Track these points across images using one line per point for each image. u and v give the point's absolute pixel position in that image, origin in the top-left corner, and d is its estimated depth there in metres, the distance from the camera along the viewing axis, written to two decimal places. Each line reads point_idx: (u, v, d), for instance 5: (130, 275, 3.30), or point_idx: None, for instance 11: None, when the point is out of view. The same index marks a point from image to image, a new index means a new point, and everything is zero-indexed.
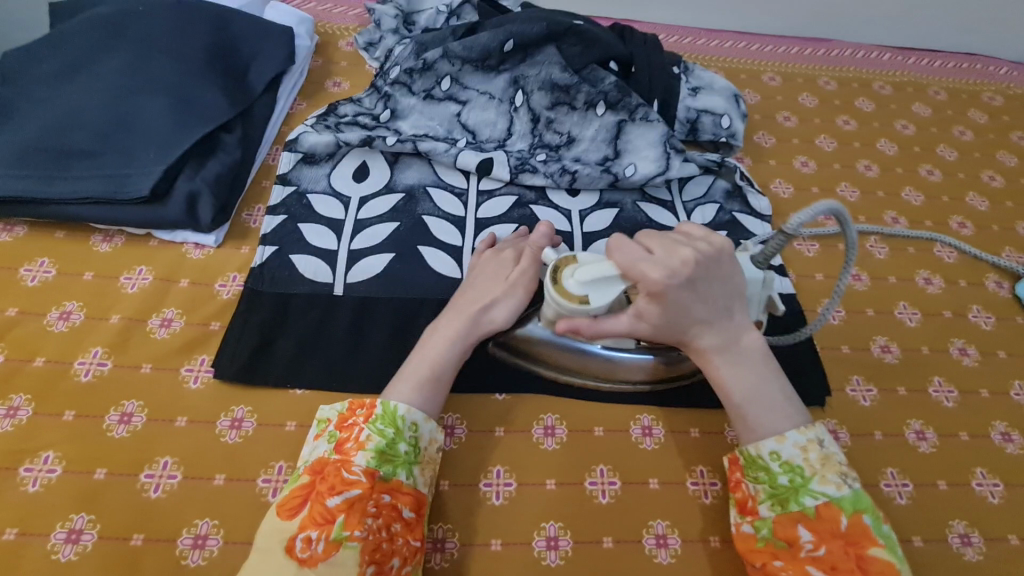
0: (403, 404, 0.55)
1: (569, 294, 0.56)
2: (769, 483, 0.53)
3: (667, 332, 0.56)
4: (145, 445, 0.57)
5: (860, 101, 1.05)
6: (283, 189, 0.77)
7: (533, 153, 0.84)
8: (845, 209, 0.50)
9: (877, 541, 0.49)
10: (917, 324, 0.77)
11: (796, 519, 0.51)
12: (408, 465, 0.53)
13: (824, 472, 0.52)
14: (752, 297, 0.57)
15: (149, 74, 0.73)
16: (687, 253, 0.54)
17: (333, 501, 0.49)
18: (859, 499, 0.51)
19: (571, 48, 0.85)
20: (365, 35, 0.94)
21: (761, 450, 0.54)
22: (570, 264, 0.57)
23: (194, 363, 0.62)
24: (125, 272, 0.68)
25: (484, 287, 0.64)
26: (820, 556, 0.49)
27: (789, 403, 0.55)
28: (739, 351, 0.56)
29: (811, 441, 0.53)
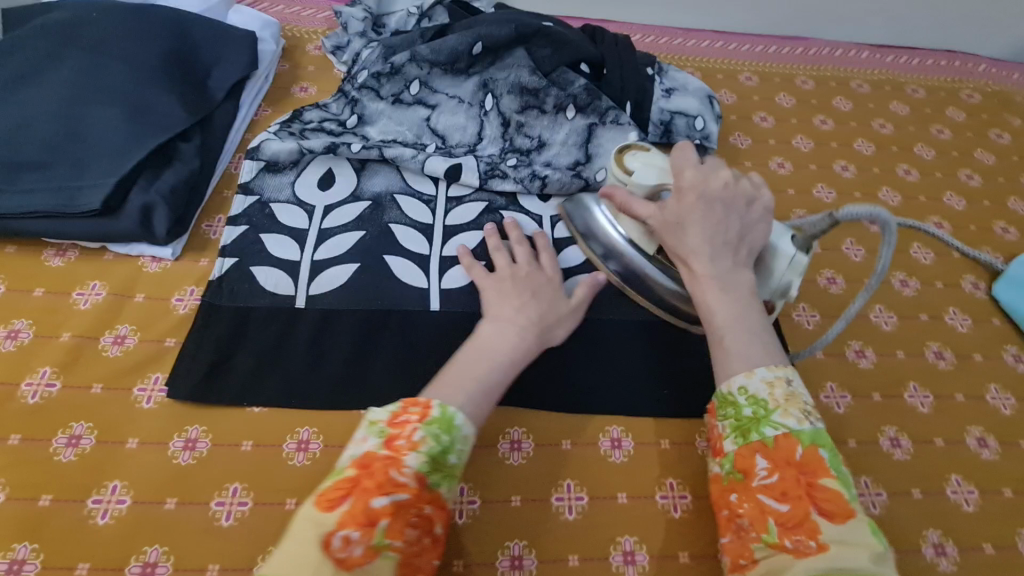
0: (460, 412, 0.52)
1: (622, 165, 0.65)
2: (733, 417, 0.50)
3: (672, 233, 0.57)
4: (94, 469, 0.55)
5: (838, 100, 1.04)
6: (245, 199, 0.75)
7: (503, 158, 0.83)
8: (893, 233, 0.55)
9: (830, 471, 0.46)
10: (893, 328, 0.75)
11: (756, 450, 0.48)
12: (453, 477, 0.50)
13: (787, 406, 0.49)
14: (774, 269, 0.59)
15: (103, 82, 0.71)
16: (726, 176, 0.57)
17: (379, 502, 0.45)
18: (819, 434, 0.47)
19: (541, 50, 0.83)
20: (332, 39, 0.92)
21: (731, 385, 0.51)
22: (639, 149, 0.66)
23: (147, 382, 0.60)
24: (78, 288, 0.66)
25: (543, 308, 0.64)
26: (772, 484, 0.47)
27: (767, 346, 0.52)
28: (731, 281, 0.55)
29: (780, 378, 0.50)
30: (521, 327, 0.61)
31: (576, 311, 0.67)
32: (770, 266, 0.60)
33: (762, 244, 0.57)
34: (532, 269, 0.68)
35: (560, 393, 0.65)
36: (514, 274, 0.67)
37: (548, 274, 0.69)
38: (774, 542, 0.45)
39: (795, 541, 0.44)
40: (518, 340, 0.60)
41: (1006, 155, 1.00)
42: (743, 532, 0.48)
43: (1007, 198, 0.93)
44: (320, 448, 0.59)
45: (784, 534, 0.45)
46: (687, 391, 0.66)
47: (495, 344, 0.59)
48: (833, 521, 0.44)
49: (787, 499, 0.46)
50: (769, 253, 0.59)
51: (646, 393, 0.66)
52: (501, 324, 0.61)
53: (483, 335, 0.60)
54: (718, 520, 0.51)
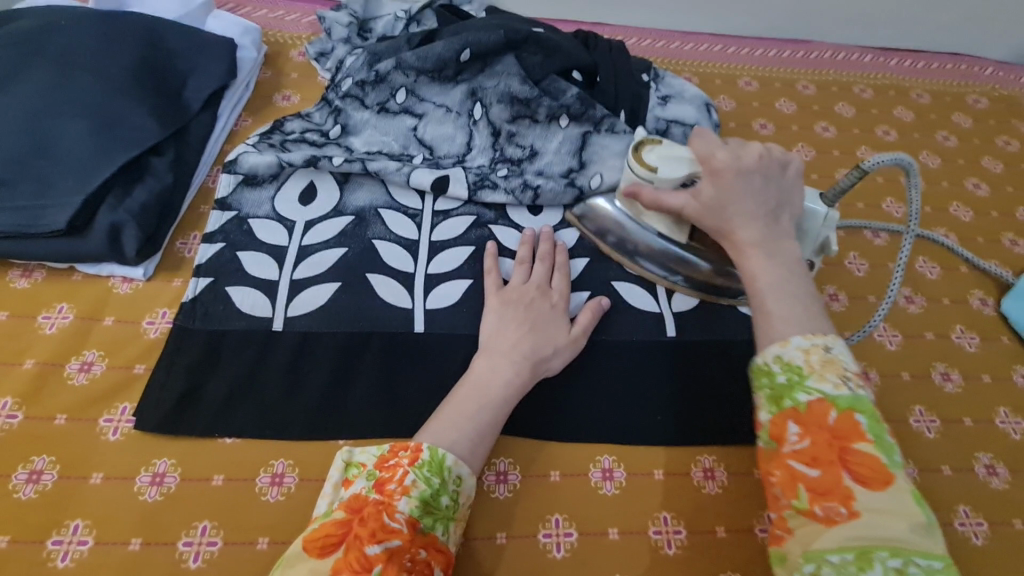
0: (451, 453, 0.52)
1: (643, 162, 0.61)
2: (767, 385, 0.47)
3: (711, 212, 0.55)
4: (55, 507, 0.52)
5: (841, 106, 1.00)
6: (221, 215, 0.72)
7: (493, 168, 0.79)
8: (913, 162, 0.59)
9: (867, 436, 0.42)
10: (898, 347, 0.72)
11: (788, 418, 0.45)
12: (446, 520, 0.50)
13: (823, 371, 0.45)
14: (810, 229, 0.58)
15: (71, 95, 0.68)
16: (757, 148, 0.56)
17: (372, 549, 0.44)
18: (858, 399, 0.44)
19: (531, 58, 0.80)
20: (316, 45, 0.89)
21: (764, 355, 0.47)
22: (653, 143, 0.63)
23: (114, 413, 0.58)
24: (44, 311, 0.63)
25: (544, 337, 0.62)
26: (805, 451, 0.43)
27: (813, 317, 0.49)
28: (773, 248, 0.52)
29: (818, 346, 0.46)
30: (519, 362, 0.59)
31: (577, 342, 0.64)
32: (808, 226, 0.59)
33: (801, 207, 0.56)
34: (542, 290, 0.66)
35: (549, 420, 0.62)
36: (520, 296, 0.65)
37: (554, 297, 0.66)
38: (805, 511, 0.42)
39: (827, 509, 0.41)
40: (513, 376, 0.58)
41: (1015, 162, 0.97)
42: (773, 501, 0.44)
43: (1015, 208, 0.90)
44: (295, 482, 0.56)
45: (815, 501, 0.42)
46: (683, 417, 0.63)
47: (492, 381, 0.58)
48: (870, 489, 0.41)
49: (819, 466, 0.42)
50: (806, 215, 0.58)
51: (640, 420, 0.63)
52: (498, 358, 0.59)
53: (477, 371, 0.59)
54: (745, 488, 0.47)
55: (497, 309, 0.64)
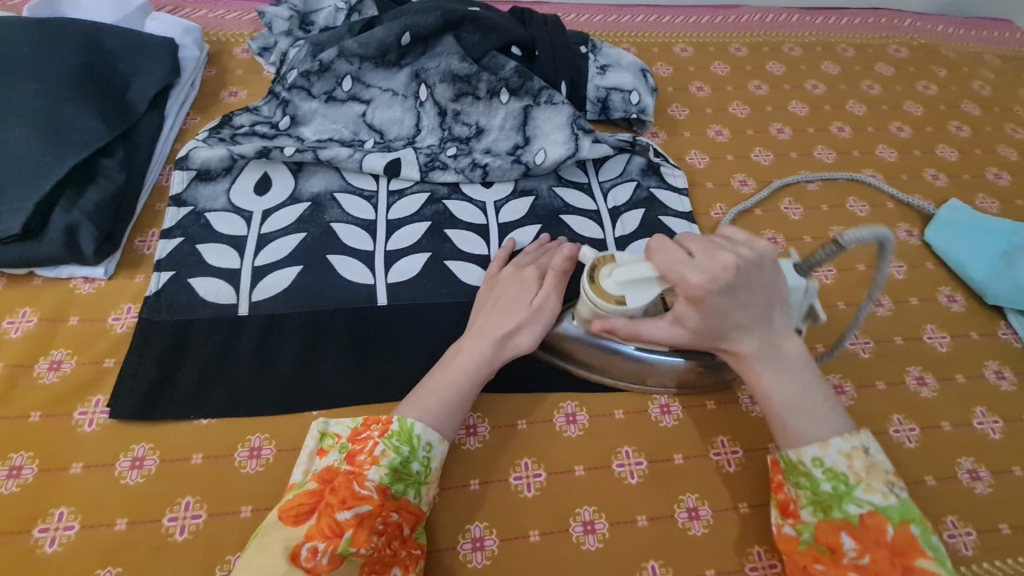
0: (420, 422, 0.55)
1: (607, 294, 0.54)
2: (811, 489, 0.52)
3: (706, 337, 0.53)
4: (38, 498, 0.54)
5: (772, 64, 1.06)
6: (178, 211, 0.73)
7: (442, 147, 0.82)
8: (892, 238, 0.52)
9: (925, 552, 0.46)
10: (833, 281, 0.78)
11: (839, 527, 0.49)
12: (418, 485, 0.53)
13: (869, 480, 0.50)
14: (793, 304, 0.55)
15: (13, 103, 0.68)
16: (730, 259, 0.51)
17: (342, 515, 0.48)
18: (908, 509, 0.48)
19: (470, 36, 0.83)
20: (258, 40, 0.90)
21: (801, 456, 0.52)
22: (607, 263, 0.55)
23: (88, 406, 0.59)
24: (7, 316, 0.64)
25: (508, 311, 0.62)
26: (864, 565, 0.47)
27: (833, 410, 0.53)
28: (779, 355, 0.53)
29: (857, 448, 0.51)
30: (482, 338, 0.61)
31: (544, 310, 0.62)
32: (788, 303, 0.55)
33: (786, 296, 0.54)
34: (517, 269, 0.67)
35: (510, 372, 0.66)
36: (497, 281, 0.67)
37: (528, 272, 0.66)
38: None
39: None
40: (478, 352, 0.60)
41: (934, 105, 1.03)
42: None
43: (936, 146, 0.97)
44: (272, 453, 0.58)
45: None
46: None
47: (456, 357, 0.60)
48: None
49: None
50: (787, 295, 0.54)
51: None
52: (466, 339, 0.62)
53: (448, 353, 0.61)
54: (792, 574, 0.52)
55: (481, 293, 0.67)
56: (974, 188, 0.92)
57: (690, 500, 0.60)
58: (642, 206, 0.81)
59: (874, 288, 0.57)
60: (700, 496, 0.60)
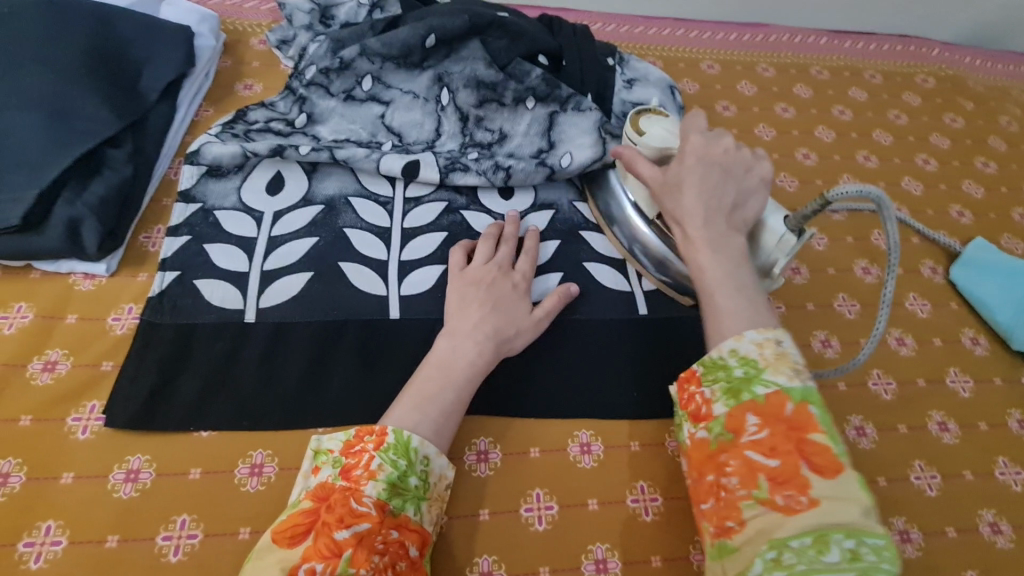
0: (416, 434, 0.52)
1: (637, 127, 0.66)
2: (725, 379, 0.50)
3: (669, 198, 0.58)
4: (25, 509, 0.51)
5: (799, 87, 1.04)
6: (187, 207, 0.70)
7: (463, 153, 0.80)
8: (886, 197, 0.56)
9: (818, 427, 0.46)
10: (856, 316, 0.77)
11: (747, 409, 0.48)
12: (417, 500, 0.51)
13: (777, 365, 0.48)
14: (764, 243, 0.58)
15: (18, 86, 0.65)
16: (726, 145, 0.59)
17: (340, 534, 0.45)
18: (809, 392, 0.47)
19: (497, 41, 0.80)
20: (277, 32, 0.87)
21: (720, 349, 0.51)
22: (656, 112, 0.68)
23: (83, 411, 0.56)
24: (1, 311, 0.61)
25: (506, 316, 0.62)
26: (762, 440, 0.46)
27: (762, 312, 0.52)
28: (725, 245, 0.55)
29: (770, 339, 0.50)
30: (481, 341, 0.60)
31: (540, 324, 0.64)
32: (761, 241, 0.58)
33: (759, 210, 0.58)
34: (503, 271, 0.67)
35: (523, 396, 0.63)
36: (481, 277, 0.66)
37: (517, 279, 0.67)
38: (765, 500, 0.44)
39: (787, 497, 0.44)
40: (476, 354, 0.59)
41: (961, 138, 1.02)
42: (729, 495, 0.46)
43: (962, 181, 0.95)
44: (275, 470, 0.56)
45: (775, 490, 0.44)
46: (656, 392, 0.65)
47: (455, 360, 0.58)
48: (825, 477, 0.44)
49: (778, 456, 0.45)
50: (762, 227, 0.58)
51: (616, 396, 0.64)
52: (460, 338, 0.60)
53: (439, 350, 0.59)
54: (699, 487, 0.49)
55: (460, 290, 0.64)
56: (1000, 228, 0.90)
57: (706, 543, 0.57)
58: None
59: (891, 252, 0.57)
60: None
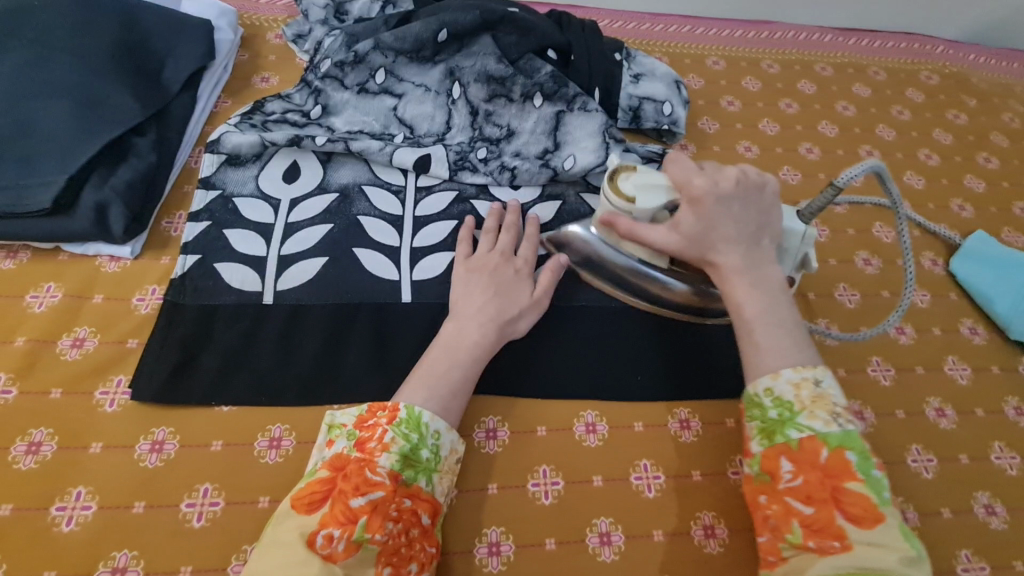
0: (428, 411, 0.54)
1: (620, 193, 0.62)
2: (759, 419, 0.52)
3: (695, 242, 0.57)
4: (56, 476, 0.53)
5: (803, 83, 1.05)
6: (207, 194, 0.73)
7: (472, 147, 0.82)
8: (885, 166, 0.59)
9: (857, 475, 0.48)
10: (857, 306, 0.78)
11: (781, 452, 0.50)
12: (428, 472, 0.53)
13: (813, 409, 0.50)
14: (788, 248, 0.61)
15: (48, 76, 0.68)
16: (733, 173, 0.58)
17: (356, 502, 0.48)
18: (848, 437, 0.49)
19: (507, 37, 0.82)
20: (293, 27, 0.90)
21: (755, 387, 0.53)
22: (628, 171, 0.64)
23: (110, 385, 0.59)
24: (32, 290, 0.63)
25: (508, 299, 0.64)
26: (797, 487, 0.49)
27: (800, 343, 0.53)
28: (759, 275, 0.56)
29: (808, 379, 0.51)
30: (486, 325, 0.62)
31: (541, 302, 0.66)
32: (785, 245, 0.61)
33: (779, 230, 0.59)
34: (505, 257, 0.68)
35: (531, 378, 0.65)
36: (483, 264, 0.67)
37: (519, 263, 0.68)
38: (799, 544, 0.48)
39: (821, 543, 0.47)
40: (480, 336, 0.61)
41: (964, 134, 1.03)
42: (770, 531, 0.50)
43: (964, 176, 0.97)
44: (292, 444, 0.58)
45: (809, 536, 0.47)
46: (659, 376, 0.67)
47: (461, 342, 0.60)
48: (863, 527, 0.46)
49: (812, 502, 0.48)
50: (785, 234, 0.61)
51: (620, 379, 0.66)
52: (464, 321, 0.62)
53: (445, 333, 0.61)
54: (744, 516, 0.53)
55: (464, 279, 0.66)
56: (1001, 222, 0.91)
57: (707, 519, 0.59)
58: None
59: (902, 221, 0.63)
60: (716, 514, 0.60)
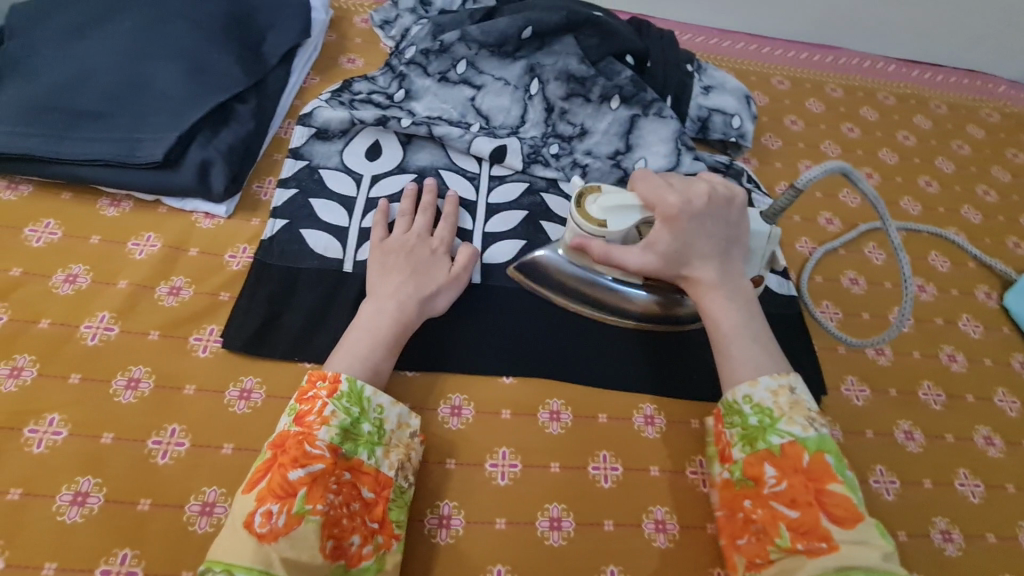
0: (370, 386, 0.56)
1: (591, 218, 0.58)
2: (741, 426, 0.56)
3: (672, 260, 0.57)
4: (153, 412, 0.57)
5: (866, 110, 1.07)
6: (295, 163, 0.76)
7: (545, 142, 0.85)
8: (848, 165, 0.58)
9: (837, 477, 0.51)
10: (911, 329, 0.79)
11: (764, 459, 0.54)
12: (371, 445, 0.55)
13: (791, 414, 0.54)
14: (756, 249, 0.60)
15: (163, 39, 0.72)
16: (703, 186, 0.58)
17: (295, 474, 0.50)
18: (825, 441, 0.52)
19: (589, 39, 0.85)
20: (380, 13, 0.94)
21: (735, 395, 0.56)
22: (594, 190, 0.59)
23: (203, 333, 0.62)
24: (133, 238, 0.67)
25: (423, 277, 0.65)
26: (781, 491, 0.52)
27: (769, 352, 0.57)
28: (732, 289, 0.58)
29: (784, 386, 0.55)
30: (406, 300, 0.63)
31: (459, 278, 0.67)
32: (752, 247, 0.60)
33: (748, 240, 0.60)
34: (422, 238, 0.69)
35: (594, 367, 0.68)
36: (399, 246, 0.68)
37: (436, 244, 0.70)
38: (787, 547, 0.50)
39: (808, 545, 0.49)
40: (399, 311, 0.62)
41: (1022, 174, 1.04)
42: (759, 535, 0.53)
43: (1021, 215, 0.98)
44: None
45: (797, 538, 0.50)
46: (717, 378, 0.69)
47: (380, 320, 0.61)
48: (845, 526, 0.49)
49: (796, 506, 0.51)
50: (752, 238, 0.60)
51: (679, 376, 0.69)
52: (383, 300, 0.62)
53: (364, 313, 0.61)
54: (734, 523, 0.56)
55: (375, 262, 0.66)
56: None
57: None
58: None
59: (875, 201, 0.60)
60: None
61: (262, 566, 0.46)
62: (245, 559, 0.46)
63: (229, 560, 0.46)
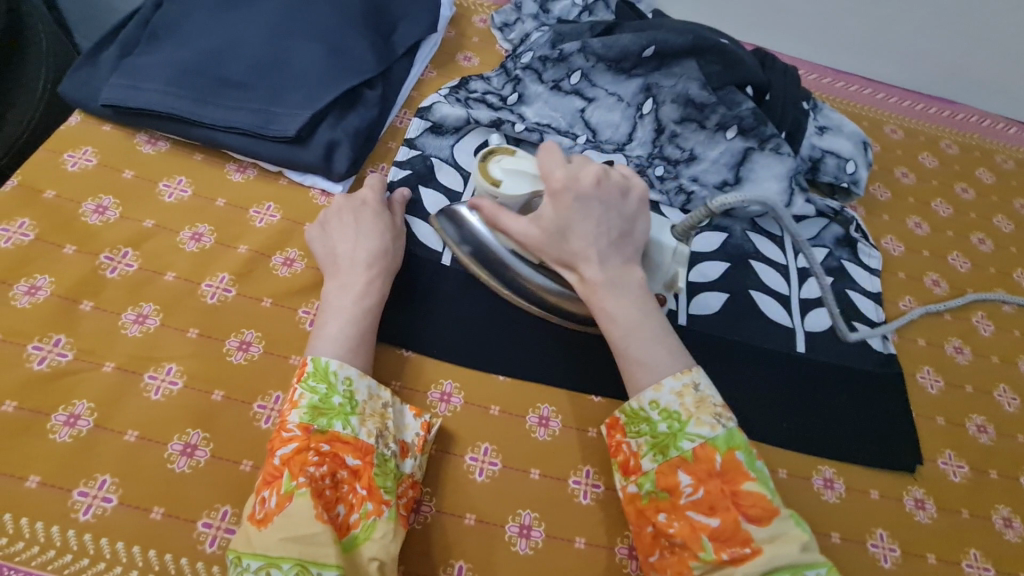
0: (335, 360, 0.55)
1: (490, 175, 0.62)
2: (650, 434, 0.54)
3: (555, 237, 0.57)
4: (260, 376, 0.59)
5: (982, 171, 1.01)
6: (409, 151, 0.78)
7: (651, 163, 0.85)
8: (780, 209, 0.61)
9: (748, 475, 0.50)
10: (1016, 410, 0.75)
11: (676, 466, 0.52)
12: (345, 416, 0.53)
13: (699, 415, 0.52)
14: (660, 262, 0.62)
15: (305, 19, 0.74)
16: (596, 170, 0.58)
17: (276, 460, 0.50)
18: (733, 437, 0.52)
19: (711, 66, 0.82)
20: (502, 15, 0.95)
21: (641, 401, 0.54)
22: (501, 154, 0.64)
23: (311, 306, 0.64)
24: (255, 205, 0.69)
25: (367, 242, 0.64)
26: (699, 499, 0.50)
27: (666, 351, 0.55)
28: (624, 286, 0.56)
29: (686, 386, 0.53)
30: (371, 274, 0.62)
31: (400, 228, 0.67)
32: (657, 259, 0.62)
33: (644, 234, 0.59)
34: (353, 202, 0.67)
35: None
36: (334, 215, 0.66)
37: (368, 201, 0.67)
38: (710, 558, 0.49)
39: (731, 552, 0.48)
40: (363, 286, 0.60)
41: None
42: (676, 548, 0.51)
43: None
44: (460, 403, 0.63)
45: (720, 548, 0.49)
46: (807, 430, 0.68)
47: (345, 300, 0.59)
48: (762, 524, 0.49)
49: (715, 513, 0.50)
50: (651, 244, 0.62)
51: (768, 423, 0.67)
52: (343, 278, 0.61)
53: (330, 296, 0.60)
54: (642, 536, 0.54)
55: (319, 241, 0.65)
56: None
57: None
58: (833, 275, 0.81)
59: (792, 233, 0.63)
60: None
61: (264, 550, 0.46)
62: (252, 546, 0.47)
63: (239, 549, 0.47)
